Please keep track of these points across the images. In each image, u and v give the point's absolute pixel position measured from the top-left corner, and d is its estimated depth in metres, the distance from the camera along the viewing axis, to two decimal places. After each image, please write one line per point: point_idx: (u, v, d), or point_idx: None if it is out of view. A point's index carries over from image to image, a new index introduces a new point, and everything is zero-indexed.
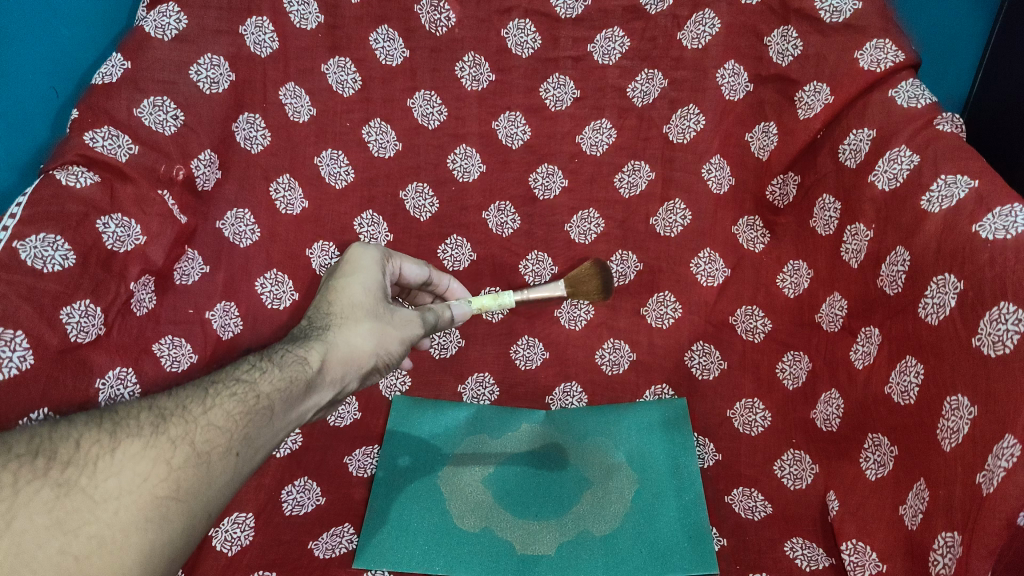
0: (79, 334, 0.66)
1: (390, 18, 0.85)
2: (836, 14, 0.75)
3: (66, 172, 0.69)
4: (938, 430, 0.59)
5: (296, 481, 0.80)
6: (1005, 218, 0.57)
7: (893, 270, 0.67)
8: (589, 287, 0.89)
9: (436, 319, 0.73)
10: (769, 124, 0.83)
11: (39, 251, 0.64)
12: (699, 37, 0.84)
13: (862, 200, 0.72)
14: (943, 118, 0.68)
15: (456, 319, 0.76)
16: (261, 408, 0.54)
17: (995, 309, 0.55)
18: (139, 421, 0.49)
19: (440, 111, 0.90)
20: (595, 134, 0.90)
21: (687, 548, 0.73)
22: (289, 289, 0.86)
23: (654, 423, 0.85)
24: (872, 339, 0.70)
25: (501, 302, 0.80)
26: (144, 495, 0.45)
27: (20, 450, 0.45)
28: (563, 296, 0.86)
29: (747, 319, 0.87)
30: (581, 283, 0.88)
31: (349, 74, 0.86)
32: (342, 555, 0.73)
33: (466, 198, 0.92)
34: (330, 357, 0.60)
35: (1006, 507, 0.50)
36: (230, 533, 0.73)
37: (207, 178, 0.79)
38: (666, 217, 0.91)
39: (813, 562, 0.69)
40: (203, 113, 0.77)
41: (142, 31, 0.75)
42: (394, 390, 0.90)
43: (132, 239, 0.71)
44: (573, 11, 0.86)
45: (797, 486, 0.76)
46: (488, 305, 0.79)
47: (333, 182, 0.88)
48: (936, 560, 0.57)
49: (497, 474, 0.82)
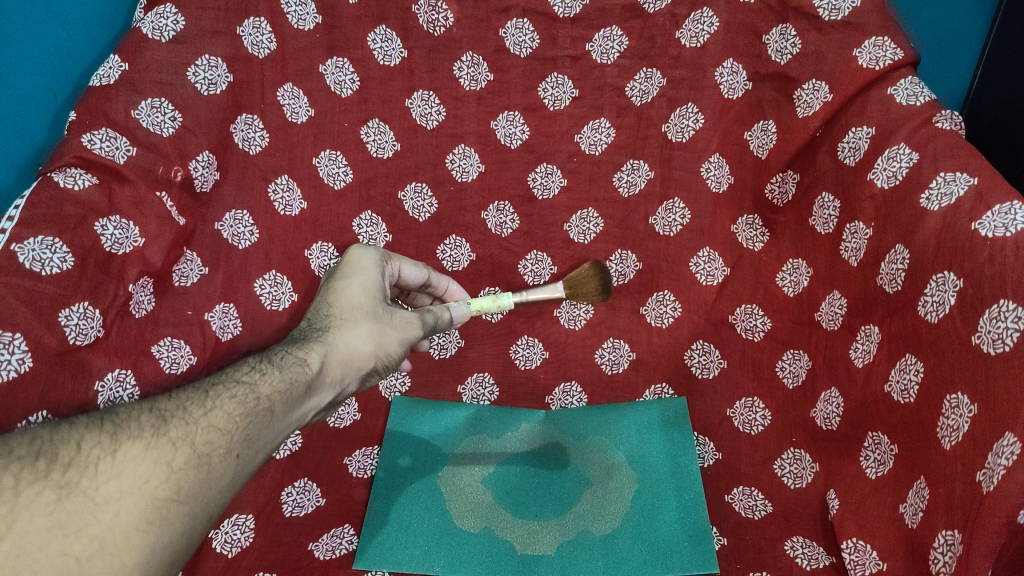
0: (78, 336, 0.66)
1: (388, 18, 0.85)
2: (835, 11, 0.75)
3: (65, 174, 0.69)
4: (938, 428, 0.59)
5: (296, 482, 0.80)
6: (1005, 215, 0.57)
7: (892, 269, 0.67)
8: (589, 288, 0.87)
9: (436, 321, 0.72)
10: (767, 123, 0.83)
11: (37, 253, 0.64)
12: (698, 35, 0.84)
13: (862, 199, 0.72)
14: (943, 115, 0.68)
15: (455, 321, 0.76)
16: (262, 410, 0.54)
17: (994, 307, 0.55)
18: (140, 423, 0.49)
19: (439, 111, 0.89)
20: (594, 133, 0.90)
21: (687, 548, 0.73)
22: (288, 290, 0.86)
23: (654, 422, 0.85)
24: (872, 338, 0.70)
25: (501, 304, 0.79)
26: (145, 497, 0.45)
27: (22, 453, 0.45)
28: (562, 297, 0.85)
29: (747, 318, 0.87)
30: (580, 285, 0.87)
31: (347, 74, 0.86)
32: (343, 556, 0.73)
33: (465, 198, 0.92)
34: (329, 359, 0.60)
35: (1007, 505, 0.50)
36: (230, 535, 0.73)
37: (205, 179, 0.79)
38: (665, 216, 0.91)
39: (813, 561, 0.69)
40: (201, 115, 0.77)
41: (140, 32, 0.75)
42: (394, 390, 0.90)
43: (130, 241, 0.71)
44: (571, 10, 0.86)
45: (797, 485, 0.76)
46: (487, 307, 0.79)
47: (332, 183, 0.88)
48: (936, 559, 0.57)
49: (497, 474, 0.82)
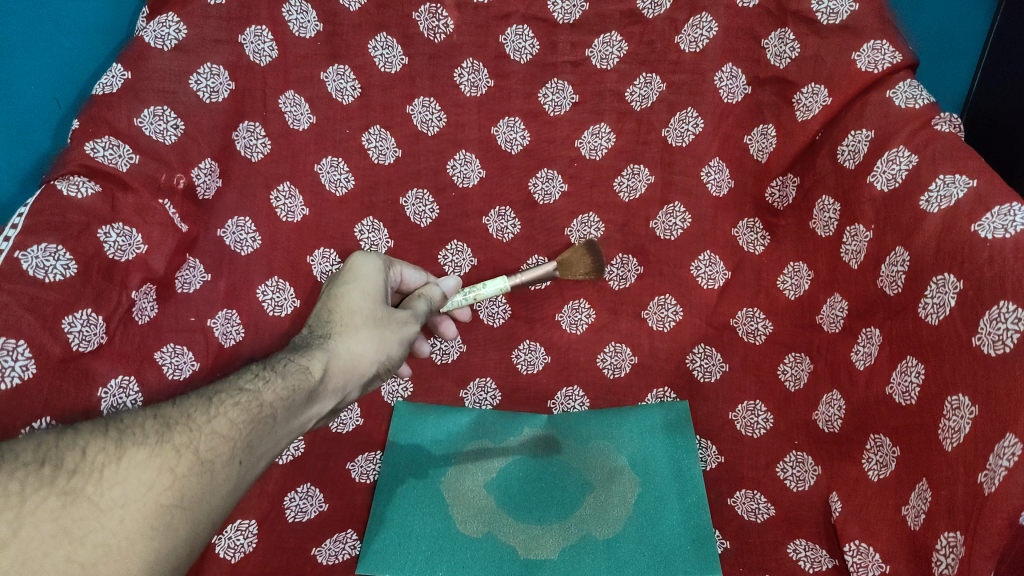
0: (81, 343, 0.66)
1: (389, 25, 0.85)
2: (833, 15, 0.75)
3: (68, 182, 0.69)
4: (940, 430, 0.59)
5: (299, 487, 0.80)
6: (1004, 217, 0.57)
7: (893, 271, 0.67)
8: (578, 266, 0.88)
9: (429, 305, 0.74)
10: (767, 126, 0.83)
11: (41, 260, 0.64)
12: (697, 40, 0.84)
13: (861, 202, 0.72)
14: (942, 118, 0.68)
15: (446, 289, 0.80)
16: (264, 416, 0.54)
17: (994, 308, 0.55)
18: (144, 430, 0.49)
19: (439, 117, 0.90)
20: (595, 138, 0.91)
21: (690, 551, 0.73)
22: (290, 296, 0.86)
23: (657, 426, 0.85)
24: (873, 340, 0.70)
25: (497, 286, 0.82)
26: (149, 504, 0.45)
27: (27, 459, 0.45)
28: (552, 273, 0.85)
29: (749, 321, 0.87)
30: (572, 255, 0.88)
31: (348, 81, 0.86)
32: (346, 561, 0.74)
33: (467, 203, 0.93)
34: (331, 366, 0.60)
35: (1008, 506, 0.50)
36: (233, 540, 0.73)
37: (208, 187, 0.79)
38: (666, 220, 0.91)
39: (816, 564, 0.69)
40: (204, 122, 0.77)
41: (143, 41, 0.75)
42: (396, 396, 0.90)
43: (133, 248, 0.71)
44: (571, 16, 0.86)
45: (800, 488, 0.76)
46: (483, 292, 0.82)
47: (334, 189, 0.89)
48: (939, 561, 0.57)
49: (500, 479, 0.82)
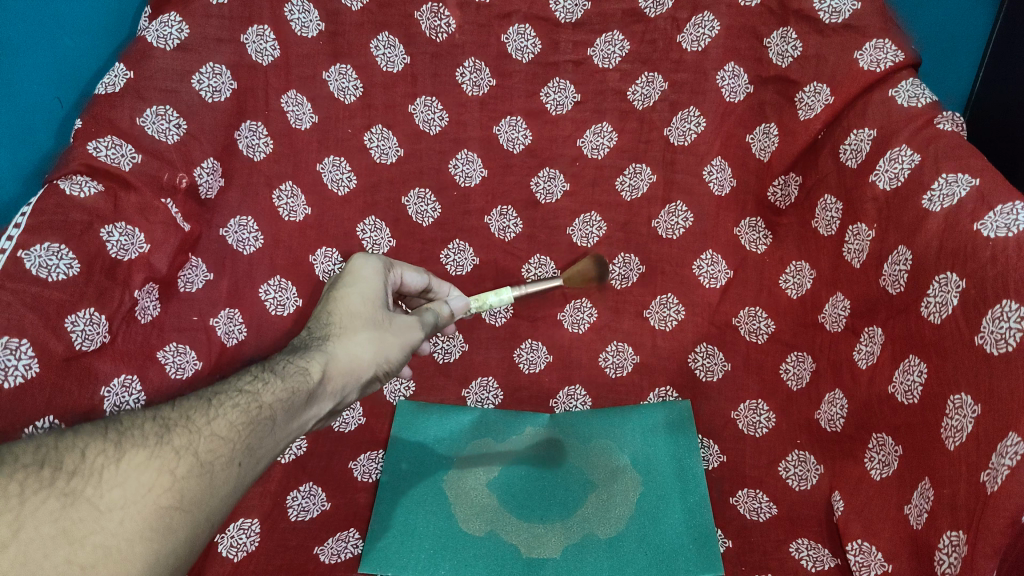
0: (83, 342, 0.66)
1: (390, 24, 0.85)
2: (835, 14, 0.75)
3: (71, 181, 0.69)
4: (942, 428, 0.59)
5: (301, 486, 0.80)
6: (1006, 216, 0.57)
7: (895, 270, 0.67)
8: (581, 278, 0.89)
9: (436, 318, 0.72)
10: (769, 125, 0.83)
11: (44, 260, 0.64)
12: (699, 39, 0.84)
13: (863, 201, 0.72)
14: (943, 117, 0.68)
15: (456, 312, 0.76)
16: (263, 418, 0.54)
17: (997, 307, 0.55)
18: (144, 431, 0.49)
19: (441, 116, 0.90)
20: (597, 137, 0.91)
21: (692, 550, 0.73)
22: (292, 295, 0.87)
23: (659, 425, 0.85)
24: (875, 339, 0.70)
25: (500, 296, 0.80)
26: (148, 506, 0.45)
27: (26, 460, 0.45)
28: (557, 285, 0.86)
29: (751, 320, 0.87)
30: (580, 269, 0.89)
31: (350, 81, 0.86)
32: (348, 560, 0.74)
33: (469, 202, 0.93)
34: (331, 368, 0.61)
35: (1011, 505, 0.50)
36: (236, 539, 0.74)
37: (210, 186, 0.79)
38: (668, 219, 0.91)
39: (819, 562, 0.69)
40: (206, 122, 0.77)
41: (145, 41, 0.75)
42: (399, 394, 0.90)
43: (136, 248, 0.71)
44: (573, 15, 0.86)
45: (803, 487, 0.76)
46: (488, 301, 0.80)
47: (336, 189, 0.89)
48: (941, 560, 0.57)
49: (502, 478, 0.82)
